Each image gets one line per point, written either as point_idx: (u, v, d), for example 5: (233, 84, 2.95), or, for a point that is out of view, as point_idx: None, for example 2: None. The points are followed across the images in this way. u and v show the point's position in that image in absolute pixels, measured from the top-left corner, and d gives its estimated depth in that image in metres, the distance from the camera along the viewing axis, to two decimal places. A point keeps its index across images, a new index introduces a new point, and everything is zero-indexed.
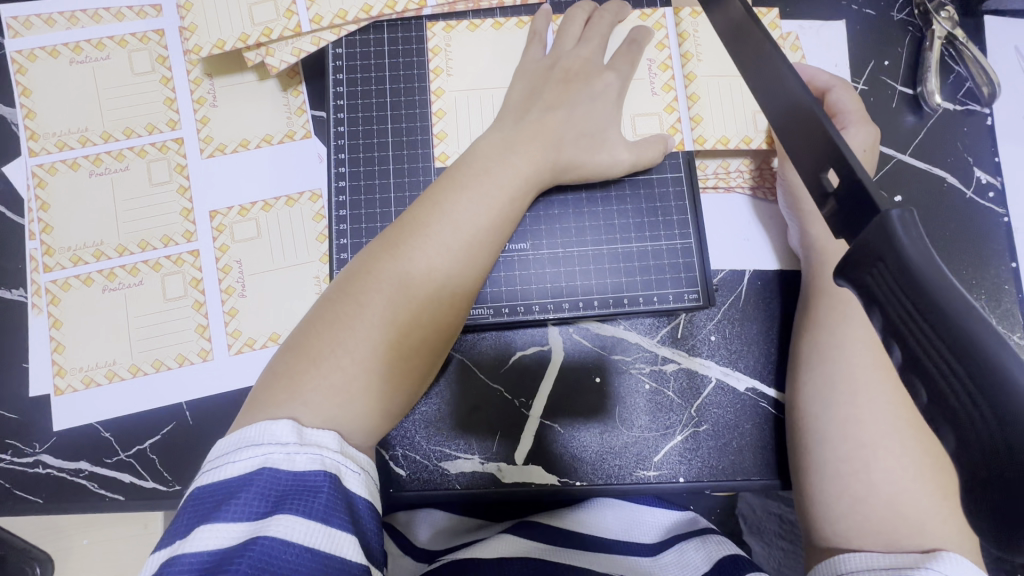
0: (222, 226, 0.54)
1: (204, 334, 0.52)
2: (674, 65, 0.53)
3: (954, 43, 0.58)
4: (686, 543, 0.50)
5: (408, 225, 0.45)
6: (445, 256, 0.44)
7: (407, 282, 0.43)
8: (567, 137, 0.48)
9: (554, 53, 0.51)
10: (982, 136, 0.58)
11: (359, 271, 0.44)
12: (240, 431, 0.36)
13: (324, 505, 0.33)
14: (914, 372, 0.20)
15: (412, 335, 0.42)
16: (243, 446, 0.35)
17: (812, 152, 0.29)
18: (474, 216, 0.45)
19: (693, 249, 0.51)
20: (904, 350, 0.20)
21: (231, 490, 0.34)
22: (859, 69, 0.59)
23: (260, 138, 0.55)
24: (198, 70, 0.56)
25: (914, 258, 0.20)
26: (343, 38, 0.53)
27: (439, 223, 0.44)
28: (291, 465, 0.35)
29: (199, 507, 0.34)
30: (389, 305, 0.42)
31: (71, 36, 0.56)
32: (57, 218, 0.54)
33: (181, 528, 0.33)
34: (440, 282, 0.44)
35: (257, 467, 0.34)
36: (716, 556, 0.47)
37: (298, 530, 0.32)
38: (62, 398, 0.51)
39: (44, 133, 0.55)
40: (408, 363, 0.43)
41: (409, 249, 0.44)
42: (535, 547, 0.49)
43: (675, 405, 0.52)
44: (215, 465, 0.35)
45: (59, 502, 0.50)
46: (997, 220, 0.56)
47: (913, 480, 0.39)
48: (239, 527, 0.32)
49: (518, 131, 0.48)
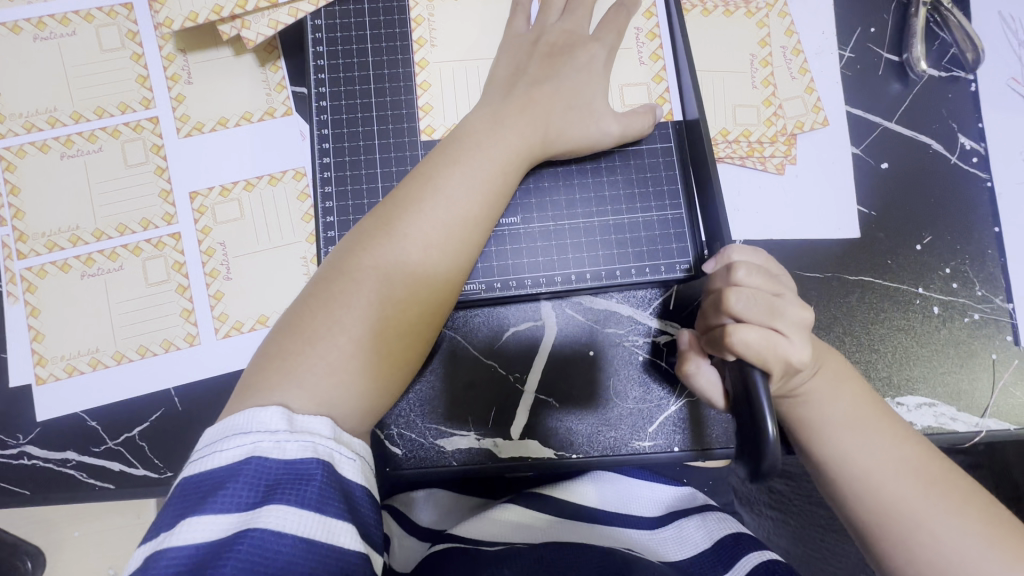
0: (203, 207, 0.52)
1: (190, 319, 0.51)
2: (662, 33, 0.52)
3: (939, 8, 0.58)
4: (686, 520, 0.51)
5: (396, 201, 0.44)
6: (437, 231, 0.43)
7: (397, 258, 0.42)
8: (554, 111, 0.48)
9: (539, 24, 0.50)
10: (966, 102, 0.58)
11: (348, 252, 0.43)
12: (228, 419, 0.36)
13: (315, 494, 0.33)
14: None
15: (407, 313, 0.42)
16: (232, 434, 0.35)
17: None
18: (463, 191, 0.44)
19: (684, 220, 0.51)
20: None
21: (220, 479, 0.33)
22: (846, 37, 0.59)
23: (239, 116, 0.54)
24: (170, 45, 0.53)
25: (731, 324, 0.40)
26: (322, 9, 0.51)
27: (432, 198, 0.43)
28: (281, 453, 0.34)
29: (186, 498, 0.33)
30: (379, 283, 0.41)
31: (34, 11, 0.53)
32: (29, 203, 0.52)
33: (167, 521, 0.33)
34: (431, 259, 0.43)
35: (246, 456, 0.34)
36: (716, 535, 0.48)
37: (290, 520, 0.32)
38: (45, 387, 0.49)
39: (10, 114, 0.52)
40: (402, 341, 0.42)
41: (401, 225, 0.43)
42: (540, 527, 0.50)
43: (668, 377, 0.52)
44: (203, 454, 0.35)
45: (47, 494, 0.49)
46: (981, 186, 0.57)
47: (900, 440, 0.40)
48: (230, 517, 0.32)
49: (506, 105, 0.47)
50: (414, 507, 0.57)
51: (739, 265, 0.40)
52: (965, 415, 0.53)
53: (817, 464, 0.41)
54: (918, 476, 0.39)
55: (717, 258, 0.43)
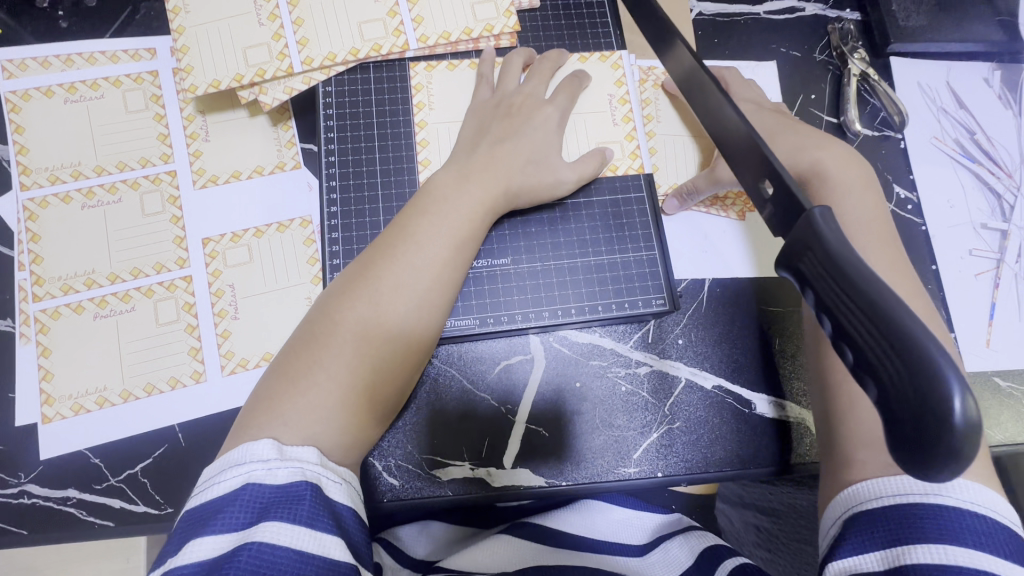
0: (215, 252, 0.56)
1: (197, 356, 0.54)
2: (631, 99, 0.59)
3: (868, 79, 0.68)
4: (670, 542, 0.54)
5: (379, 250, 0.48)
6: (414, 272, 0.47)
7: (373, 301, 0.46)
8: (515, 166, 0.53)
9: (500, 89, 0.57)
10: (898, 157, 0.66)
11: (336, 295, 0.47)
12: (226, 455, 0.40)
13: (307, 511, 0.36)
14: (839, 335, 0.29)
15: (390, 347, 0.46)
16: (228, 467, 0.39)
17: (748, 167, 0.39)
18: (436, 238, 0.49)
19: (658, 259, 0.57)
20: (830, 319, 0.30)
21: (219, 506, 0.37)
22: (791, 102, 0.67)
23: (251, 169, 0.59)
24: (191, 108, 0.59)
25: (837, 249, 0.30)
26: (332, 77, 0.58)
27: (406, 245, 0.48)
28: (273, 479, 0.38)
29: (190, 526, 0.37)
30: (369, 319, 0.45)
31: (66, 77, 0.59)
32: (48, 249, 0.55)
33: (175, 547, 0.36)
34: (410, 295, 0.47)
35: (242, 484, 0.37)
36: (698, 549, 0.52)
37: (284, 535, 0.35)
38: (50, 425, 0.51)
39: (36, 167, 0.57)
40: (383, 375, 0.45)
41: (380, 270, 0.47)
42: (531, 553, 0.53)
43: (650, 405, 0.56)
44: (204, 487, 0.38)
45: (45, 533, 0.49)
46: (917, 229, 0.64)
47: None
48: (227, 537, 0.35)
49: (470, 162, 0.53)
50: (406, 541, 0.59)
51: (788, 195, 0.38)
52: None
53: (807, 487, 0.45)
54: None
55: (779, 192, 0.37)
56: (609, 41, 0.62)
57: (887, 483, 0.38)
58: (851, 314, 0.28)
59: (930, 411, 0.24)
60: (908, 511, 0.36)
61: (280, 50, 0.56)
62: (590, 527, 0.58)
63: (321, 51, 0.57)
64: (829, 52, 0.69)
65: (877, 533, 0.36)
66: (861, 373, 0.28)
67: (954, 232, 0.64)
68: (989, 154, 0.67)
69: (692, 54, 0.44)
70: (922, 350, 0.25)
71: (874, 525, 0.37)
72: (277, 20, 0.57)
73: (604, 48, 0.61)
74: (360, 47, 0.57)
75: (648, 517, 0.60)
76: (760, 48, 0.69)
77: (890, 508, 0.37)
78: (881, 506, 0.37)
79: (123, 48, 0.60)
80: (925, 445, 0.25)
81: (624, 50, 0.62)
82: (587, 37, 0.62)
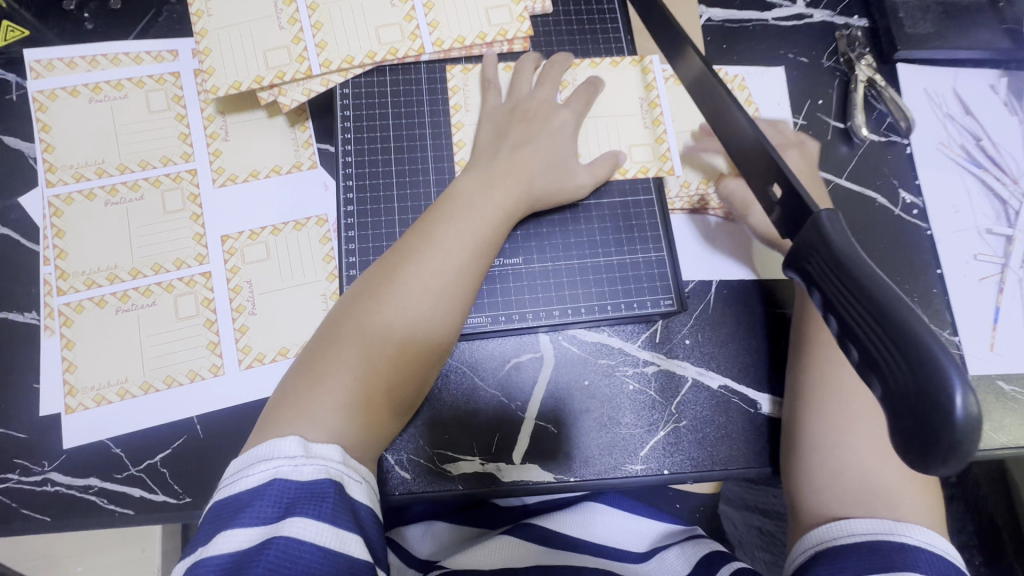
0: (233, 249, 0.58)
1: (215, 350, 0.55)
2: (662, 102, 0.60)
3: (875, 85, 0.68)
4: (667, 551, 0.57)
5: (399, 255, 0.49)
6: (437, 274, 0.48)
7: (397, 306, 0.47)
8: (536, 173, 0.54)
9: (513, 96, 0.58)
10: (904, 163, 0.67)
11: (366, 289, 0.48)
12: (254, 448, 0.41)
13: (330, 508, 0.38)
14: (841, 329, 0.31)
15: (414, 343, 0.47)
16: (256, 461, 0.40)
17: (758, 174, 0.40)
18: (460, 242, 0.50)
19: (666, 261, 0.58)
20: (833, 316, 0.31)
21: (247, 499, 0.38)
22: (797, 107, 0.69)
23: (269, 168, 0.60)
24: (212, 108, 0.61)
25: (842, 251, 0.31)
26: (349, 80, 0.59)
27: (430, 251, 0.49)
28: (298, 475, 0.39)
29: (220, 516, 0.38)
30: (399, 316, 0.47)
31: (92, 77, 0.60)
32: (72, 245, 0.56)
33: (205, 536, 0.38)
34: (438, 291, 0.48)
35: (270, 479, 0.39)
36: (693, 560, 0.54)
37: (310, 530, 0.37)
38: (73, 416, 0.52)
39: (62, 165, 0.58)
40: (405, 372, 0.47)
41: (404, 275, 0.48)
42: (534, 554, 0.55)
43: (657, 403, 0.57)
44: (233, 478, 0.40)
45: (67, 520, 0.50)
46: (922, 234, 0.65)
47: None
48: (257, 530, 0.37)
49: (492, 167, 0.54)
50: (411, 541, 0.61)
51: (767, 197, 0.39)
52: None
53: None
54: None
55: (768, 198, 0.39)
56: (620, 47, 0.63)
57: (853, 523, 0.44)
58: (855, 311, 0.29)
59: (931, 406, 0.25)
60: (877, 547, 0.42)
61: (300, 53, 0.58)
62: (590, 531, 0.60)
63: (339, 54, 0.58)
64: (836, 58, 0.70)
65: (852, 564, 0.42)
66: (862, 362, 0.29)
67: (959, 237, 0.65)
68: (994, 160, 0.68)
69: (704, 62, 0.45)
70: (925, 348, 0.26)
71: (848, 555, 0.43)
72: (297, 24, 0.58)
73: (616, 54, 0.63)
74: (376, 50, 0.59)
75: (650, 525, 0.62)
76: (768, 54, 0.70)
77: (863, 543, 0.43)
78: (852, 541, 0.43)
79: (146, 50, 0.61)
80: (927, 440, 0.26)
81: (636, 55, 0.63)
82: (599, 43, 0.63)
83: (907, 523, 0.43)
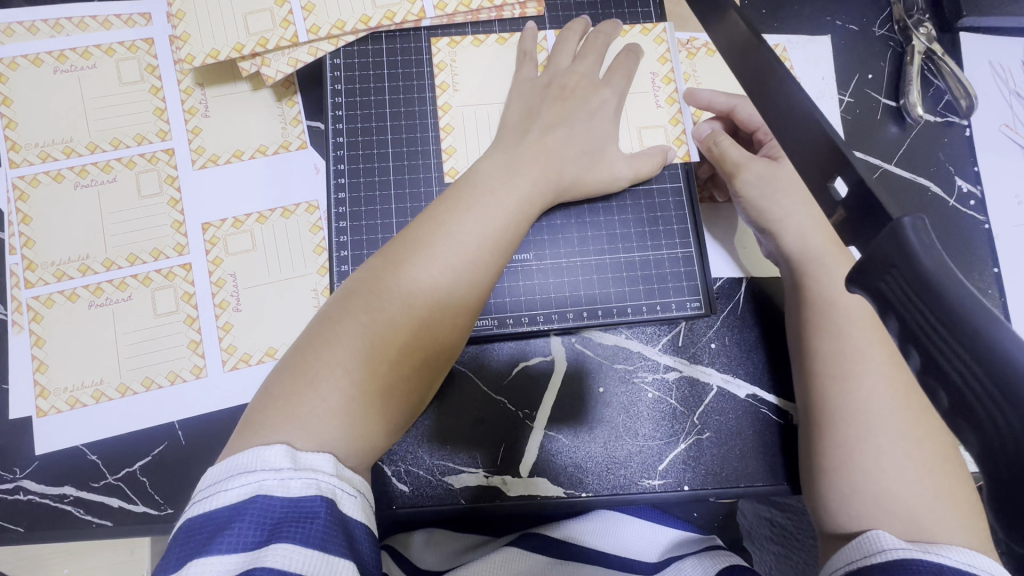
0: (215, 238, 0.53)
1: (197, 350, 0.51)
2: (677, 78, 0.54)
3: (933, 57, 0.60)
4: (683, 561, 0.49)
5: (408, 240, 0.42)
6: (450, 267, 0.41)
7: (406, 301, 0.39)
8: (567, 158, 0.48)
9: (550, 70, 0.51)
10: (961, 147, 0.60)
11: (368, 276, 0.40)
12: (232, 457, 0.33)
13: (321, 532, 0.30)
14: (933, 374, 0.19)
15: (422, 346, 0.39)
16: (234, 473, 0.31)
17: (811, 162, 0.30)
18: (480, 232, 0.42)
19: (694, 258, 0.52)
20: (921, 354, 0.19)
21: (222, 522, 0.30)
22: (844, 82, 0.61)
23: (254, 148, 0.54)
24: (189, 80, 0.55)
25: (935, 271, 0.19)
26: (341, 48, 0.53)
27: (444, 242, 0.41)
28: (285, 491, 0.31)
29: (188, 542, 0.30)
30: (405, 313, 0.39)
31: (56, 44, 0.54)
32: (40, 232, 0.52)
33: (172, 565, 0.29)
34: (452, 286, 0.41)
35: (250, 496, 0.31)
36: (712, 571, 0.46)
37: (296, 559, 0.29)
38: (45, 420, 0.49)
39: (26, 143, 0.53)
40: (409, 383, 0.39)
41: (412, 265, 0.40)
42: (535, 564, 0.48)
43: (679, 414, 0.52)
44: (204, 495, 0.31)
45: (41, 531, 0.47)
46: (979, 227, 0.58)
47: (930, 486, 0.40)
48: (232, 559, 0.29)
49: (520, 150, 0.47)
50: (410, 548, 0.55)
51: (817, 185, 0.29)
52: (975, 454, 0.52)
53: (854, 513, 0.41)
54: (942, 517, 0.38)
55: (818, 192, 0.29)
56: (647, 12, 0.56)
57: (880, 539, 0.36)
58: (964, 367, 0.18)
59: None
60: (909, 564, 0.34)
61: (284, 17, 0.51)
62: (607, 538, 0.52)
63: (329, 18, 0.52)
64: (890, 26, 0.62)
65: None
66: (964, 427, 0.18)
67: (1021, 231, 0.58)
68: None
69: (750, 28, 0.38)
70: None
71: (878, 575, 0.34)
72: None
73: (643, 20, 0.55)
74: (371, 14, 0.52)
75: (663, 531, 0.54)
76: (813, 20, 0.62)
77: (893, 560, 0.34)
78: (881, 558, 0.35)
79: (115, 13, 0.55)
80: None
81: (665, 21, 0.56)
82: (623, 6, 0.56)
83: (949, 546, 0.35)
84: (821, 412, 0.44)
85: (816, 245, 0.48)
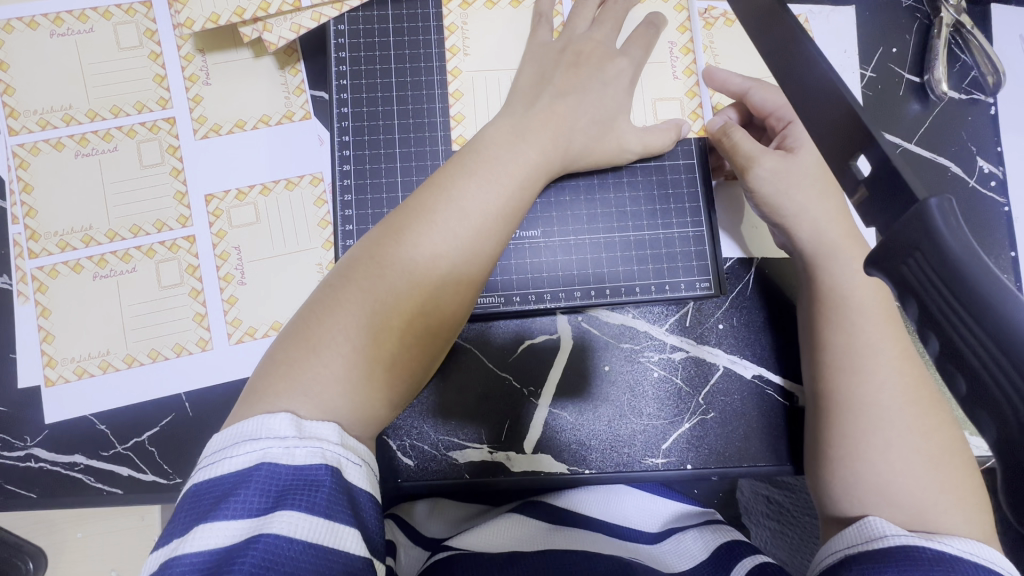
0: (219, 210, 0.52)
1: (202, 323, 0.51)
2: (695, 48, 0.53)
3: (961, 30, 0.58)
4: (684, 533, 0.49)
5: (412, 210, 0.41)
6: (455, 240, 0.40)
7: (408, 272, 0.39)
8: (577, 128, 0.46)
9: (565, 35, 0.49)
10: (985, 125, 0.58)
11: (371, 248, 0.40)
12: (238, 424, 0.33)
13: (326, 500, 0.30)
14: (951, 360, 0.18)
15: (426, 321, 0.39)
16: (240, 440, 0.32)
17: (834, 134, 0.28)
18: (486, 203, 0.41)
19: (704, 236, 0.51)
20: (942, 341, 0.18)
21: (228, 487, 0.30)
22: (868, 55, 0.59)
23: (257, 118, 0.53)
24: (189, 45, 0.53)
25: (961, 256, 0.18)
26: (346, 14, 0.51)
27: (446, 211, 0.40)
28: (290, 460, 0.31)
29: (196, 506, 0.30)
30: (409, 285, 0.38)
31: (52, 6, 0.52)
32: (42, 202, 0.51)
33: (180, 528, 0.30)
34: (457, 259, 0.40)
35: (256, 463, 0.31)
36: (713, 544, 0.46)
37: (302, 526, 0.29)
38: (53, 389, 0.49)
39: (24, 110, 0.52)
40: (413, 357, 0.39)
41: (416, 236, 0.39)
42: (536, 530, 0.48)
43: (683, 393, 0.52)
44: (211, 461, 0.31)
45: (53, 497, 0.48)
46: (998, 210, 0.57)
47: (933, 468, 0.40)
48: (239, 525, 0.29)
49: (530, 118, 0.45)
50: (416, 516, 0.56)
51: (837, 160, 0.28)
52: (979, 439, 0.52)
53: (854, 493, 0.41)
54: (944, 499, 0.38)
55: (839, 166, 0.28)
56: None
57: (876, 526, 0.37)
58: (990, 362, 0.16)
59: None
60: (913, 550, 0.34)
61: None
62: (607, 508, 0.52)
63: None
64: None
65: (878, 562, 0.34)
66: (982, 417, 0.17)
67: None
68: None
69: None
70: None
71: (877, 557, 0.34)
72: None
73: None
74: None
75: (663, 505, 0.55)
76: None
77: (897, 545, 0.34)
78: (879, 544, 0.35)
79: None
80: None
81: None
82: None
83: (951, 535, 0.35)
84: (830, 395, 0.44)
85: (830, 224, 0.47)
